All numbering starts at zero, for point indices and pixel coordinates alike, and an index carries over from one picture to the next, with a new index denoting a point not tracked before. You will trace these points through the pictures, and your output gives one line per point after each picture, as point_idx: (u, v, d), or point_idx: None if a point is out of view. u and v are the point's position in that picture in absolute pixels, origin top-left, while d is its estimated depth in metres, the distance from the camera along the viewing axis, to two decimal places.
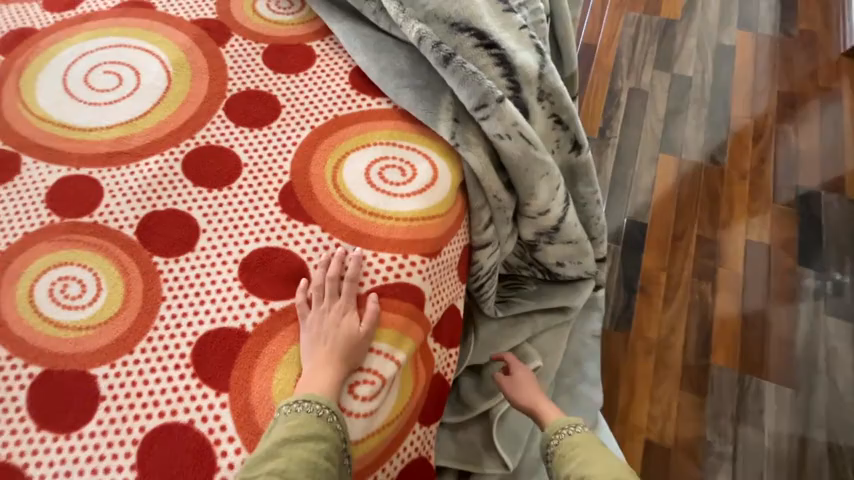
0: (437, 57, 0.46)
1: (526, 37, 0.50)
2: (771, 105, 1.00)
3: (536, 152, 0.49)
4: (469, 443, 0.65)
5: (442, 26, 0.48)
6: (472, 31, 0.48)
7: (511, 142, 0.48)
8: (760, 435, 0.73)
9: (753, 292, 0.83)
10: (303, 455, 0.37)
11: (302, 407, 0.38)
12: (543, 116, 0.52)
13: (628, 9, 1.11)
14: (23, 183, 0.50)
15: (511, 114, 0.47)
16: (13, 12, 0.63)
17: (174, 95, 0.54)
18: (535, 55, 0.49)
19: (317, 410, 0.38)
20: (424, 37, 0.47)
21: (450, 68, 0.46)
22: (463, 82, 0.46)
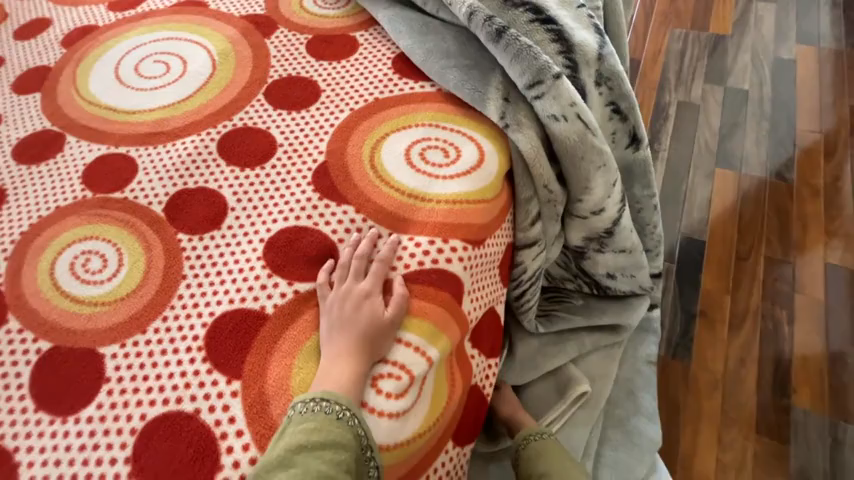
0: (489, 32, 0.44)
1: (584, 17, 0.47)
2: (842, 120, 0.91)
3: (594, 138, 0.45)
4: None
5: (495, 2, 0.45)
6: (527, 7, 0.45)
7: (567, 125, 0.44)
8: None
9: (838, 324, 0.71)
10: (320, 466, 0.32)
11: (320, 407, 0.33)
12: (600, 104, 0.48)
13: (673, 26, 1.09)
14: (66, 160, 0.50)
15: (569, 92, 0.43)
16: (81, 13, 0.68)
17: (216, 81, 0.54)
18: (594, 35, 0.46)
19: (336, 411, 0.33)
20: (475, 12, 0.44)
21: (503, 43, 0.43)
22: (519, 56, 0.43)
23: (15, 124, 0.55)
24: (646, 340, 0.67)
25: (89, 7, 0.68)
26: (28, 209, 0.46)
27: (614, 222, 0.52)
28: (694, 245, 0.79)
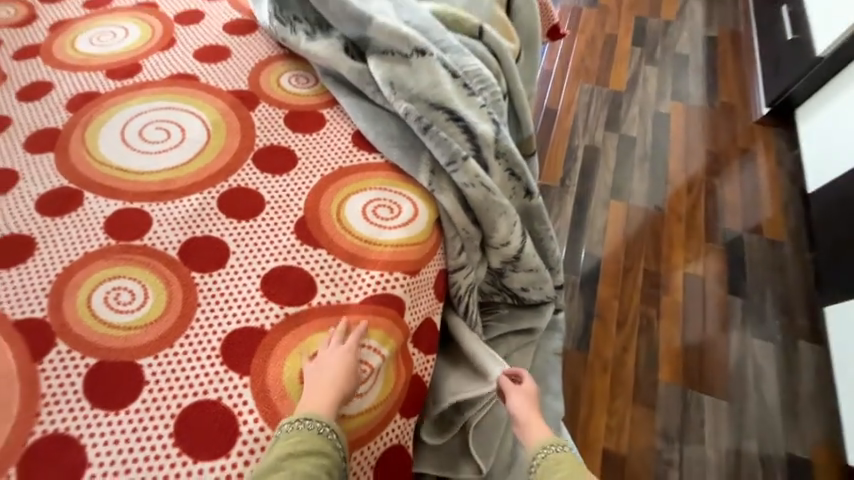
0: (419, 127, 0.63)
1: (486, 113, 0.67)
2: (702, 162, 1.20)
3: (494, 197, 0.65)
4: (447, 452, 0.72)
5: (423, 103, 0.64)
6: (445, 107, 0.64)
7: (474, 189, 0.63)
8: (702, 444, 0.83)
9: (691, 317, 0.96)
10: (303, 468, 0.46)
11: (304, 425, 0.47)
12: (501, 170, 0.68)
13: (582, 83, 1.35)
14: (87, 213, 0.62)
15: (474, 169, 0.63)
16: (83, 80, 0.79)
17: (212, 147, 0.68)
18: (492, 126, 0.66)
19: (316, 427, 0.47)
20: (409, 112, 0.63)
21: (428, 135, 0.63)
22: (439, 145, 0.62)
23: (34, 180, 0.66)
24: (553, 337, 0.88)
25: (89, 74, 0.80)
26: (60, 254, 0.58)
27: (518, 251, 0.73)
28: (593, 261, 1.03)
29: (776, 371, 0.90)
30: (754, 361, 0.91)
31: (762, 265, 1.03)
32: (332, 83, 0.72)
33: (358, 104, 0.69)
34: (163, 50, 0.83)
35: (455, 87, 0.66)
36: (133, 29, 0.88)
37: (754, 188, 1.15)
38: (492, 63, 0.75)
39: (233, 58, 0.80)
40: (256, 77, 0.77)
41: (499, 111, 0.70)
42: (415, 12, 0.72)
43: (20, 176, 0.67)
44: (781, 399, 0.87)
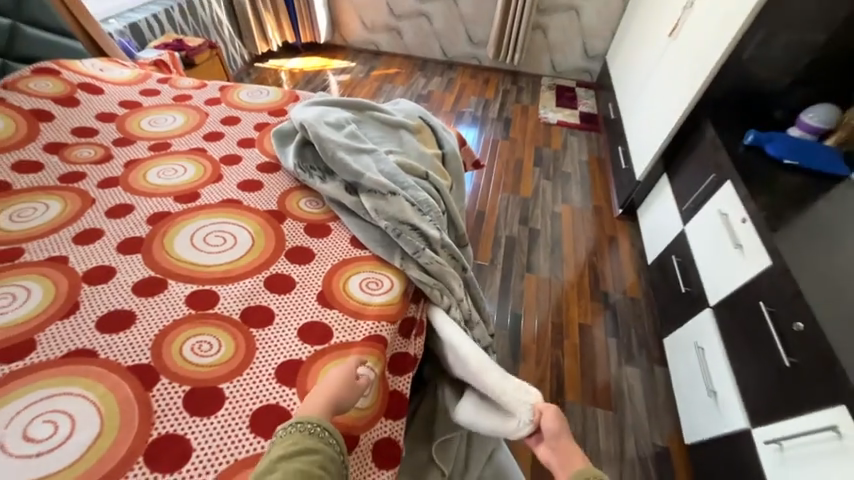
0: (393, 233, 1.05)
1: (432, 225, 1.11)
2: (584, 246, 1.75)
3: (443, 271, 1.06)
4: (419, 463, 0.99)
5: (395, 219, 1.06)
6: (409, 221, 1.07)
7: (431, 267, 1.04)
8: (598, 443, 1.18)
9: (584, 353, 1.38)
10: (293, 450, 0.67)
11: (297, 425, 0.71)
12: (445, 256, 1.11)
13: (501, 194, 1.94)
14: (172, 293, 0.93)
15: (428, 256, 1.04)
16: (156, 203, 1.14)
17: (257, 247, 1.05)
18: (437, 232, 1.10)
19: (305, 426, 0.70)
20: (387, 225, 1.06)
21: (399, 238, 1.04)
22: (410, 242, 1.04)
23: (129, 272, 0.96)
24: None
25: (161, 198, 1.16)
26: (156, 321, 0.87)
27: (467, 302, 1.11)
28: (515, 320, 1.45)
29: (641, 386, 1.31)
30: (628, 381, 1.32)
31: (627, 314, 1.51)
32: (335, 206, 1.15)
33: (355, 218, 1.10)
34: (214, 183, 1.22)
35: (413, 211, 1.10)
36: (190, 167, 1.27)
37: (619, 261, 1.70)
38: (435, 191, 1.23)
39: (266, 189, 1.22)
40: (283, 201, 1.19)
41: (441, 223, 1.15)
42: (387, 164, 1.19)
43: (118, 270, 0.97)
44: (646, 406, 1.26)
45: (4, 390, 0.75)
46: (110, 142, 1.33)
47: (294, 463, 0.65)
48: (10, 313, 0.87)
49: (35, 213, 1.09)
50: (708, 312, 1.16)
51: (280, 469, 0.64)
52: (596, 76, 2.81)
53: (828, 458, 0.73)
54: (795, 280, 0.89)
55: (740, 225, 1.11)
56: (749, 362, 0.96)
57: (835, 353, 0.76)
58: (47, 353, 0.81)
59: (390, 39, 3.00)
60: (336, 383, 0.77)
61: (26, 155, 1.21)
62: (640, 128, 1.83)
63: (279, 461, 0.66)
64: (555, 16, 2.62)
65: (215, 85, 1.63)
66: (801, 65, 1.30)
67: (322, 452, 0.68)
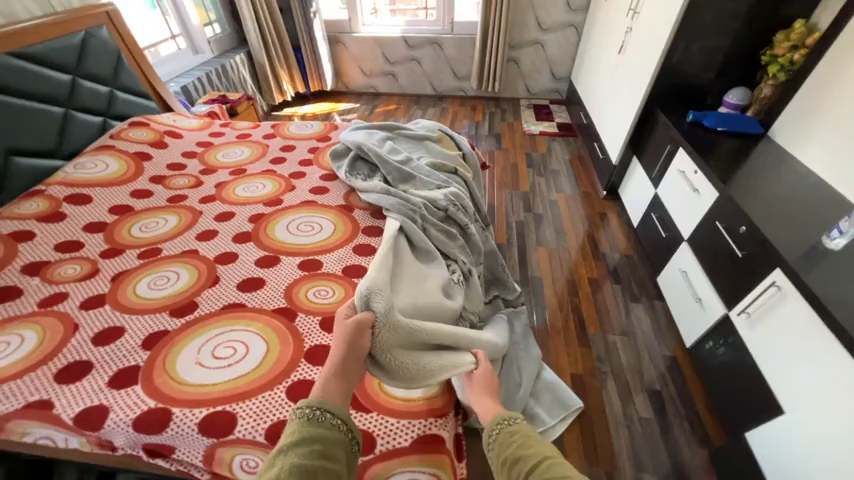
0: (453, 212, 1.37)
1: (471, 208, 1.48)
2: (580, 222, 2.13)
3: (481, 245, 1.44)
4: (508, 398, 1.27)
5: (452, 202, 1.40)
6: (460, 204, 1.42)
7: (475, 238, 1.41)
8: (620, 360, 1.47)
9: (595, 299, 1.71)
10: (298, 447, 0.65)
11: (301, 414, 0.71)
12: (479, 231, 1.48)
13: (506, 191, 2.32)
14: (286, 264, 1.22)
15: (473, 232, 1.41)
16: (251, 208, 1.45)
17: (340, 228, 1.36)
18: (475, 216, 1.48)
19: (308, 413, 0.70)
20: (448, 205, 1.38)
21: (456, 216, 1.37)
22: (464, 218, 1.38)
23: (248, 254, 1.26)
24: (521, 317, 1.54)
25: (252, 205, 1.47)
26: (281, 281, 1.16)
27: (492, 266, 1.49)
28: (536, 282, 1.77)
29: (645, 316, 1.63)
30: (636, 316, 1.63)
31: (625, 266, 1.85)
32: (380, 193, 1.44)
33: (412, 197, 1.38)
34: (290, 191, 1.55)
35: (461, 197, 1.45)
36: (268, 183, 1.59)
37: (611, 230, 2.07)
38: (461, 178, 1.59)
39: (332, 191, 1.54)
40: (348, 197, 1.51)
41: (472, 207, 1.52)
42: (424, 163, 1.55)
43: (239, 254, 1.26)
44: (652, 329, 1.57)
45: (188, 332, 1.02)
46: (197, 172, 1.65)
47: (294, 455, 0.64)
48: (169, 289, 1.15)
49: (159, 225, 1.37)
50: (684, 245, 1.50)
51: (279, 464, 0.63)
52: (565, 94, 3.33)
53: (776, 306, 1.05)
54: (734, 199, 1.25)
55: (694, 175, 1.49)
56: (718, 266, 1.30)
57: (765, 237, 1.11)
58: (210, 308, 1.09)
59: (387, 81, 3.49)
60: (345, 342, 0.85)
61: (138, 186, 1.52)
62: (608, 125, 2.27)
63: (279, 455, 0.65)
64: (524, 49, 3.15)
65: (266, 125, 2.01)
66: (715, 62, 1.76)
67: (325, 439, 0.68)
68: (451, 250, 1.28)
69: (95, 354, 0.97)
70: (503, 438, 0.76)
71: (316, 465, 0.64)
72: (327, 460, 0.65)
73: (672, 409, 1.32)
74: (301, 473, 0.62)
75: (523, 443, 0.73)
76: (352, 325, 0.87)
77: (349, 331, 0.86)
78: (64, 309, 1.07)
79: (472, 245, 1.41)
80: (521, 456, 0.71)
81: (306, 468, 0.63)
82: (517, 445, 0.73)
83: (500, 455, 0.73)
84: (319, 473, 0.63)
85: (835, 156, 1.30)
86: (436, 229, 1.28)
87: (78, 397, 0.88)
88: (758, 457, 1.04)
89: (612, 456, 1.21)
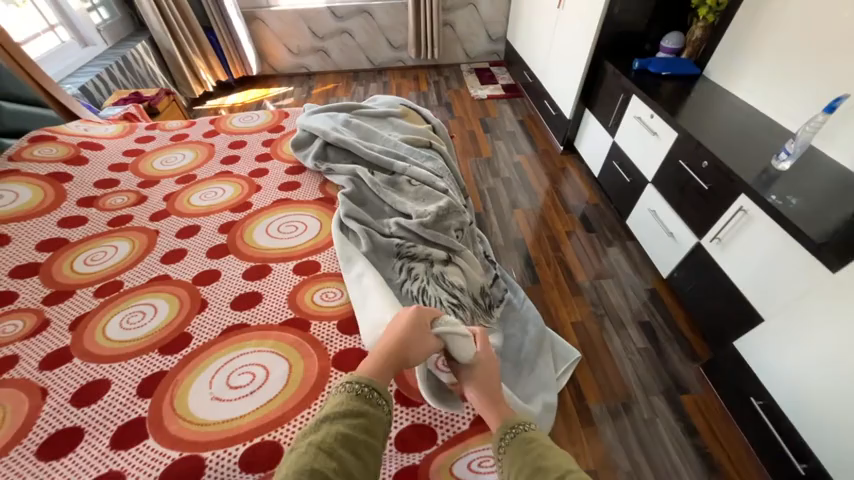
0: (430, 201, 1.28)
1: (454, 188, 1.44)
2: (545, 179, 2.22)
3: (473, 225, 1.42)
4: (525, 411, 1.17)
5: (426, 192, 1.30)
6: (440, 187, 1.33)
7: (466, 216, 1.37)
8: (613, 301, 1.62)
9: (576, 249, 1.82)
10: (342, 423, 0.63)
11: (348, 387, 0.69)
12: (466, 208, 1.46)
13: (470, 161, 2.35)
14: (279, 271, 1.12)
15: (463, 211, 1.36)
16: (218, 217, 1.29)
17: (326, 223, 1.26)
18: (459, 194, 1.44)
19: (357, 388, 0.69)
20: (421, 200, 1.28)
21: (431, 200, 1.29)
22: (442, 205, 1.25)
23: (232, 269, 1.13)
24: (517, 292, 1.46)
25: (218, 215, 1.30)
26: (280, 290, 1.06)
27: (482, 246, 1.47)
28: (520, 244, 1.85)
29: (621, 257, 1.78)
30: (614, 258, 1.78)
31: (595, 214, 1.99)
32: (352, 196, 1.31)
33: (392, 197, 1.26)
34: (257, 192, 1.39)
35: (438, 180, 1.36)
36: (228, 187, 1.41)
37: (574, 181, 2.20)
38: (460, 198, 1.42)
39: (304, 185, 1.42)
40: (323, 189, 1.40)
41: (452, 183, 1.46)
42: (418, 165, 1.39)
43: (221, 270, 1.12)
44: (630, 268, 1.74)
45: (191, 367, 0.91)
46: (135, 185, 1.41)
47: (339, 425, 0.63)
48: (147, 325, 0.99)
49: (107, 255, 1.17)
50: (651, 187, 1.66)
51: (323, 430, 0.62)
52: (504, 55, 3.36)
53: (745, 227, 1.22)
54: (694, 138, 1.39)
55: (652, 120, 1.62)
56: (689, 201, 1.45)
57: (728, 168, 1.26)
58: (207, 336, 0.97)
59: (319, 59, 3.24)
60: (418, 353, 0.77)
61: (64, 213, 1.28)
62: (557, 81, 2.34)
63: (325, 421, 0.64)
64: (458, 12, 3.08)
65: (203, 122, 1.77)
66: (649, 9, 1.86)
67: (368, 415, 0.66)
68: (422, 257, 1.12)
69: (81, 416, 0.82)
70: (516, 446, 0.67)
71: (357, 439, 0.62)
72: (366, 437, 0.63)
73: (662, 335, 1.51)
74: (343, 445, 0.61)
75: (541, 455, 0.64)
76: (413, 322, 0.80)
77: (408, 326, 0.79)
78: (20, 375, 0.90)
79: (464, 232, 1.32)
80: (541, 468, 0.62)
81: (348, 440, 0.62)
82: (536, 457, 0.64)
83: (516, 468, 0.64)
84: (361, 448, 0.62)
85: (773, 89, 1.49)
86: (416, 232, 1.15)
87: (77, 470, 0.75)
88: (747, 359, 1.23)
89: (625, 386, 1.37)
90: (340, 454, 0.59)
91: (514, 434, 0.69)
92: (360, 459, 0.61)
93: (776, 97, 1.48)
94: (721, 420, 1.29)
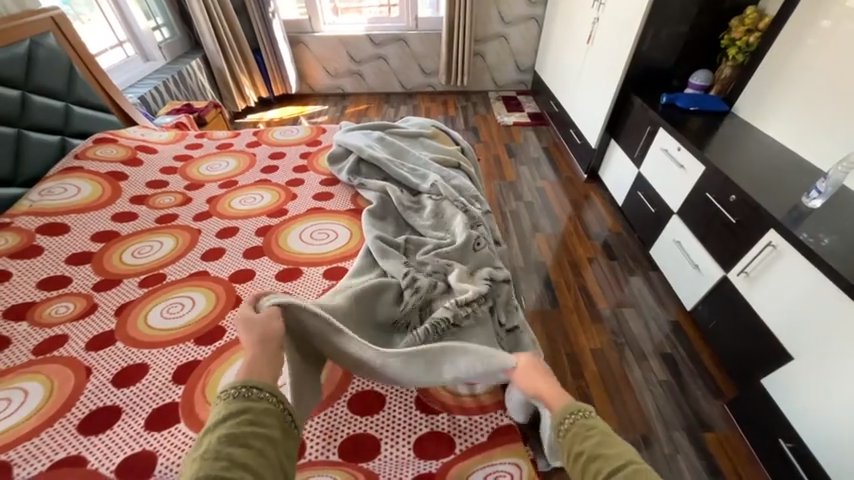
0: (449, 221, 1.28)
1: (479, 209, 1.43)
2: (568, 205, 2.24)
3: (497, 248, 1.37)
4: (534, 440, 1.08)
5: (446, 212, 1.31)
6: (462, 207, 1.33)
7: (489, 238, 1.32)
8: (634, 331, 1.60)
9: (598, 277, 1.82)
10: (223, 427, 0.57)
11: (226, 393, 0.62)
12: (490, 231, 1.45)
13: (494, 183, 2.41)
14: (310, 274, 1.17)
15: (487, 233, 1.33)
16: (255, 222, 1.37)
17: (357, 232, 1.32)
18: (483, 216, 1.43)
19: (234, 390, 0.62)
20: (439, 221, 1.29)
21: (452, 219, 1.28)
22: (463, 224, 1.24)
23: (266, 269, 1.19)
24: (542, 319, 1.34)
25: (256, 219, 1.38)
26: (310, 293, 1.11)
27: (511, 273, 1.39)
28: (540, 268, 1.86)
29: (643, 287, 1.77)
30: (636, 287, 1.77)
31: (616, 241, 2.00)
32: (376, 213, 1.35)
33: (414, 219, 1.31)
34: (292, 200, 1.47)
35: (461, 199, 1.36)
36: (266, 194, 1.50)
37: (596, 208, 2.22)
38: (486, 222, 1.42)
39: (337, 196, 1.49)
40: (354, 200, 1.47)
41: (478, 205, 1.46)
42: (443, 187, 1.38)
43: (255, 270, 1.19)
44: (652, 299, 1.72)
45: (225, 358, 0.96)
46: (182, 188, 1.52)
47: (220, 431, 0.57)
48: (185, 316, 1.06)
49: (153, 249, 1.26)
50: (676, 218, 1.67)
51: (203, 445, 0.56)
52: (531, 84, 3.47)
53: (773, 263, 1.21)
54: (721, 172, 1.41)
55: (678, 152, 1.65)
56: (716, 234, 1.44)
57: (757, 203, 1.26)
58: (240, 330, 1.02)
59: (354, 81, 3.42)
60: (258, 345, 0.73)
61: (118, 208, 1.39)
62: (583, 111, 2.40)
63: (205, 436, 0.58)
64: (489, 43, 3.22)
65: (246, 133, 1.89)
66: (678, 48, 1.93)
67: (254, 410, 0.60)
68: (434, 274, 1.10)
69: (120, 397, 0.88)
70: (574, 432, 0.61)
71: (249, 435, 0.57)
72: (258, 428, 0.58)
73: (685, 369, 1.48)
74: (230, 445, 0.55)
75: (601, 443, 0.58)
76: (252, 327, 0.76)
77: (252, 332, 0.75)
78: (68, 353, 0.96)
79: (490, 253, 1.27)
80: (599, 454, 0.57)
81: (234, 442, 0.56)
82: (597, 442, 0.58)
83: (570, 450, 0.59)
84: (253, 441, 0.57)
85: (802, 129, 1.50)
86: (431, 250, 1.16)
87: (113, 446, 0.79)
88: (775, 400, 1.19)
89: (644, 419, 1.34)
90: (227, 453, 0.54)
91: (574, 419, 0.62)
92: (253, 450, 0.56)
93: (806, 137, 1.49)
94: (747, 463, 1.24)
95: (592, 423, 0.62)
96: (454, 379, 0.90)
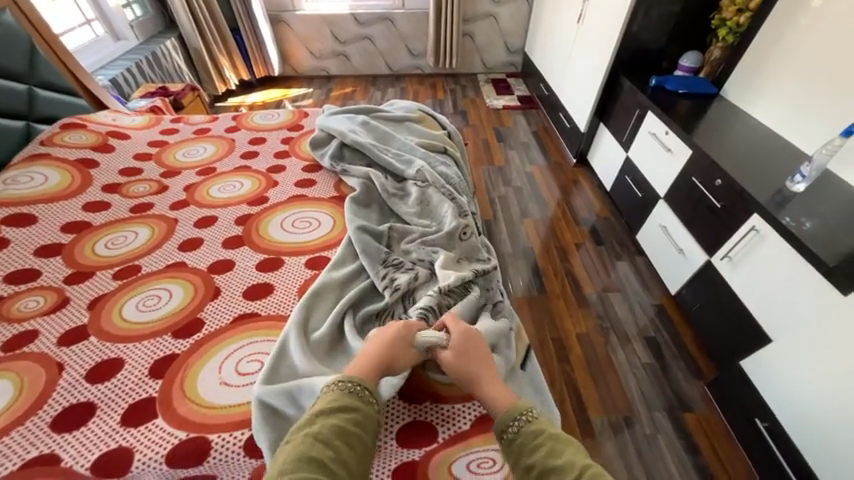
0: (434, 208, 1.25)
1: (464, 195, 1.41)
2: (556, 191, 2.23)
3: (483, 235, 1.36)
4: None
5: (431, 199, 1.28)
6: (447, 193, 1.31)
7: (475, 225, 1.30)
8: (619, 315, 1.62)
9: (585, 262, 1.82)
10: (334, 421, 0.64)
11: (343, 384, 0.69)
12: (476, 218, 1.43)
13: (482, 168, 2.38)
14: (292, 264, 1.14)
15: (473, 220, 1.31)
16: (235, 210, 1.33)
17: (340, 220, 1.29)
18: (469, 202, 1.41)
19: (350, 386, 0.69)
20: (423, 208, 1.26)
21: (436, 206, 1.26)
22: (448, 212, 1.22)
23: (246, 259, 1.16)
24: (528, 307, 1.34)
25: (235, 207, 1.34)
26: (291, 283, 1.09)
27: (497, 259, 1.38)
28: (528, 254, 1.86)
29: (629, 272, 1.78)
30: (622, 272, 1.77)
31: (604, 226, 2.00)
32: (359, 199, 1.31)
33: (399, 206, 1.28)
34: (273, 187, 1.43)
35: (446, 186, 1.34)
36: (246, 181, 1.45)
37: (585, 193, 2.21)
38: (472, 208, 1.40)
39: (320, 183, 1.45)
40: (338, 187, 1.43)
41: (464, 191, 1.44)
42: (428, 173, 1.34)
43: (235, 260, 1.15)
44: (637, 284, 1.73)
45: (203, 351, 0.93)
46: (158, 175, 1.46)
47: (330, 420, 0.64)
48: (162, 309, 1.03)
49: (128, 240, 1.21)
50: (662, 203, 1.67)
51: (316, 426, 0.63)
52: (521, 66, 3.40)
53: (755, 247, 1.22)
54: (708, 156, 1.40)
55: (666, 136, 1.63)
56: (701, 219, 1.45)
57: (742, 187, 1.26)
58: (219, 322, 0.99)
59: (339, 62, 3.31)
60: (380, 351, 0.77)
61: (89, 197, 1.33)
62: (573, 94, 2.36)
63: (316, 418, 0.65)
64: (478, 23, 3.13)
65: (225, 117, 1.82)
66: (668, 28, 1.89)
67: (361, 412, 0.67)
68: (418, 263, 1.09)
69: (95, 393, 0.85)
70: (522, 441, 0.65)
71: (352, 434, 0.63)
72: (362, 433, 0.64)
73: (668, 352, 1.50)
74: (338, 437, 0.62)
75: (549, 453, 0.62)
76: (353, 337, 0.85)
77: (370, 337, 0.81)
78: (39, 349, 0.93)
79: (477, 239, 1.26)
80: (552, 467, 0.60)
81: (343, 436, 0.62)
82: (545, 452, 0.62)
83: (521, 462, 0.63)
84: (356, 443, 0.63)
85: (789, 112, 1.49)
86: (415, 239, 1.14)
87: (88, 443, 0.77)
88: (754, 380, 1.22)
89: (627, 401, 1.36)
90: (335, 445, 0.61)
91: (518, 426, 0.67)
92: (352, 451, 0.62)
93: (793, 120, 1.48)
94: (725, 442, 1.27)
95: (540, 426, 0.66)
96: (438, 367, 0.89)
